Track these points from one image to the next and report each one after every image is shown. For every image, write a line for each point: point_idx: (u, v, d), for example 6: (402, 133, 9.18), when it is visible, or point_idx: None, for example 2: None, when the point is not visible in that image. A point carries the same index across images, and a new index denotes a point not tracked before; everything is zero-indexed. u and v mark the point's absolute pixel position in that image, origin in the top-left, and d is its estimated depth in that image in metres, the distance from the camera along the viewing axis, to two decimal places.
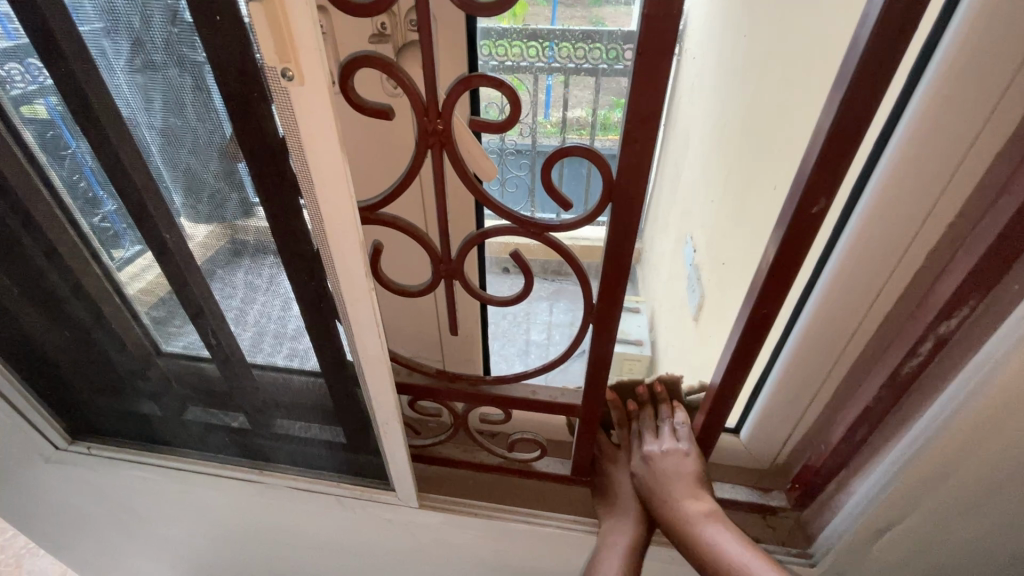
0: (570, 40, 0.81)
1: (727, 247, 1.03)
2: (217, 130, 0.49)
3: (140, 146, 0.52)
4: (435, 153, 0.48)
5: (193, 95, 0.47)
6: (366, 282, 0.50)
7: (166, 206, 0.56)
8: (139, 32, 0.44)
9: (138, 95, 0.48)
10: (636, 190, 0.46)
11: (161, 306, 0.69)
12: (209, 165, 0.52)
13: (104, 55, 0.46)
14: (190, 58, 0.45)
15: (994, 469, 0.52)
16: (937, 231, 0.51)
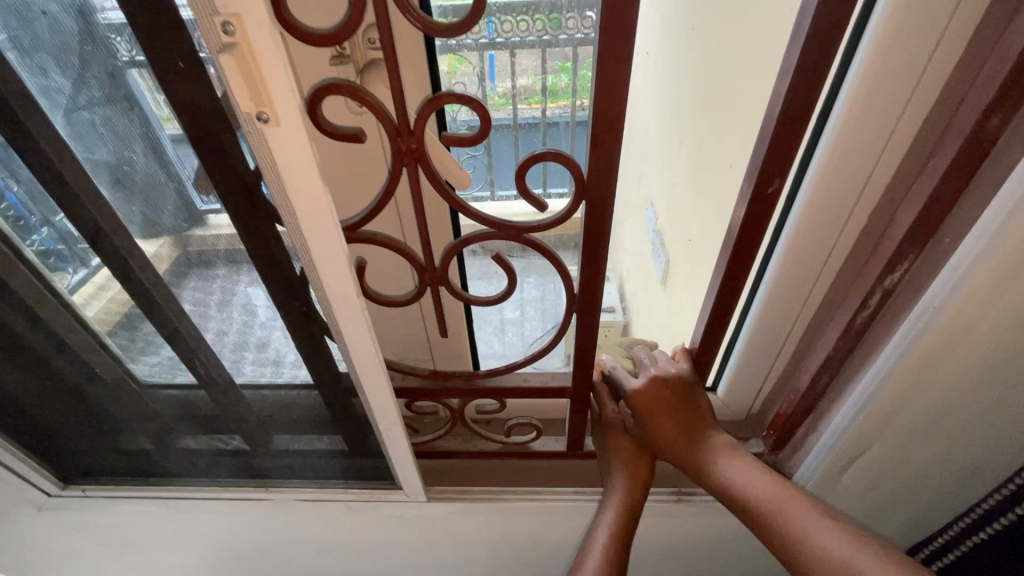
0: (513, 11, 0.68)
1: (688, 215, 1.08)
2: (182, 157, 0.48)
3: (85, 161, 0.50)
4: (410, 169, 0.49)
5: (136, 106, 0.46)
6: (359, 303, 0.51)
7: (122, 226, 0.55)
8: (78, 45, 0.43)
9: (78, 109, 0.47)
10: (606, 187, 0.49)
11: (125, 324, 0.67)
12: (159, 176, 0.50)
13: (41, 70, 0.45)
14: (151, 90, 0.44)
15: (944, 397, 0.59)
16: (878, 192, 0.56)
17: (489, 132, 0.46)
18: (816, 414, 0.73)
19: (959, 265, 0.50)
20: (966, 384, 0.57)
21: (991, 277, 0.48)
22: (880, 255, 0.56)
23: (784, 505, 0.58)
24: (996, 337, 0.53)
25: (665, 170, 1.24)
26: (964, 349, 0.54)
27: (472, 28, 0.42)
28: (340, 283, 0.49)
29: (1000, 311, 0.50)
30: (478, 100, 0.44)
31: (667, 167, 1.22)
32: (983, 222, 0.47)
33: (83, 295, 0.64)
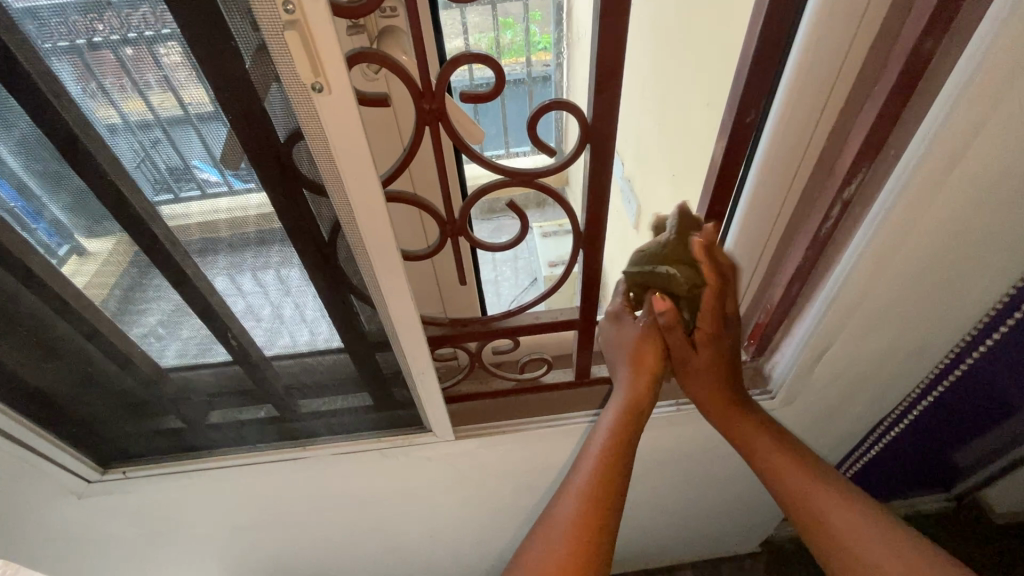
0: None
1: (658, 159, 1.16)
2: (135, 147, 0.52)
3: (88, 128, 0.50)
4: (432, 128, 0.54)
5: (160, 84, 0.48)
6: (397, 257, 0.56)
7: (130, 197, 0.56)
8: (106, 21, 0.43)
9: (89, 76, 0.47)
10: (608, 129, 0.55)
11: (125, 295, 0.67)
12: (167, 149, 0.52)
13: (50, 33, 0.44)
14: (92, 83, 0.47)
15: (895, 286, 0.70)
16: (834, 115, 0.64)
17: (504, 88, 0.51)
18: (789, 319, 0.84)
19: (903, 173, 0.59)
20: (911, 273, 0.68)
21: (930, 177, 0.58)
22: (839, 171, 0.65)
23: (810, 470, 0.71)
24: (934, 233, 0.63)
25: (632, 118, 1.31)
26: (908, 245, 0.65)
27: None
28: (380, 239, 0.53)
29: (936, 209, 0.61)
30: (494, 59, 0.49)
31: (636, 112, 1.28)
32: (920, 134, 0.56)
33: (72, 267, 0.63)
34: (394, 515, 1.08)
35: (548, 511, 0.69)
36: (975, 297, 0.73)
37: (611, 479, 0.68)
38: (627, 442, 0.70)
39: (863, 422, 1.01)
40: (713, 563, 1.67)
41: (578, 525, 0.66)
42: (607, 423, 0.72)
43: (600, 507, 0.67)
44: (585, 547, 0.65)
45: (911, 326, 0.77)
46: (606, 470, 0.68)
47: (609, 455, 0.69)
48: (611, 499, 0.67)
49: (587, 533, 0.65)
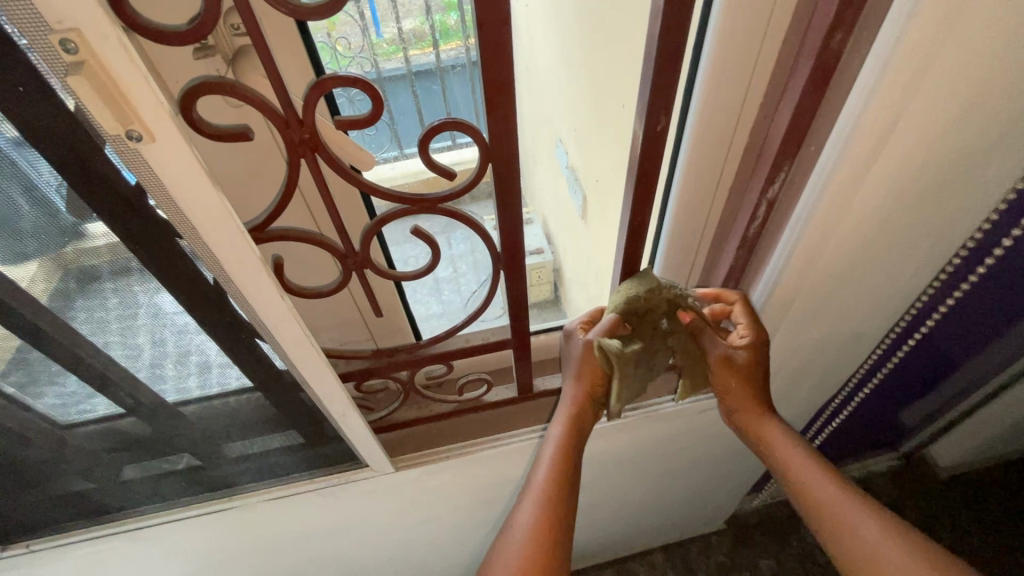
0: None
1: (597, 151, 1.11)
2: None
3: None
4: (309, 160, 0.48)
5: None
6: (286, 304, 0.50)
7: None
8: None
9: None
10: (509, 147, 0.50)
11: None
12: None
13: None
14: None
15: (827, 280, 0.69)
16: (754, 112, 0.61)
17: (384, 111, 0.45)
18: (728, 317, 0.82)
19: (822, 170, 0.57)
20: (842, 266, 0.67)
21: (848, 176, 0.55)
22: (761, 170, 0.62)
23: (806, 461, 0.71)
24: (860, 227, 0.61)
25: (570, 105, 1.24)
26: (834, 242, 0.63)
27: (339, 8, 0.40)
28: (258, 287, 0.47)
29: (858, 205, 0.59)
30: (366, 80, 0.43)
31: (572, 102, 1.23)
32: (837, 134, 0.54)
33: None
34: (347, 547, 1.03)
35: (503, 529, 0.66)
36: (905, 282, 0.72)
37: (561, 487, 0.67)
38: (574, 450, 0.69)
39: (810, 405, 1.01)
40: (683, 543, 1.70)
41: (534, 539, 0.63)
42: (556, 434, 0.70)
43: (553, 518, 0.65)
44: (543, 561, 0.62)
45: (846, 315, 0.76)
46: (556, 482, 0.67)
47: (558, 466, 0.68)
48: (563, 508, 0.66)
49: (544, 546, 0.63)
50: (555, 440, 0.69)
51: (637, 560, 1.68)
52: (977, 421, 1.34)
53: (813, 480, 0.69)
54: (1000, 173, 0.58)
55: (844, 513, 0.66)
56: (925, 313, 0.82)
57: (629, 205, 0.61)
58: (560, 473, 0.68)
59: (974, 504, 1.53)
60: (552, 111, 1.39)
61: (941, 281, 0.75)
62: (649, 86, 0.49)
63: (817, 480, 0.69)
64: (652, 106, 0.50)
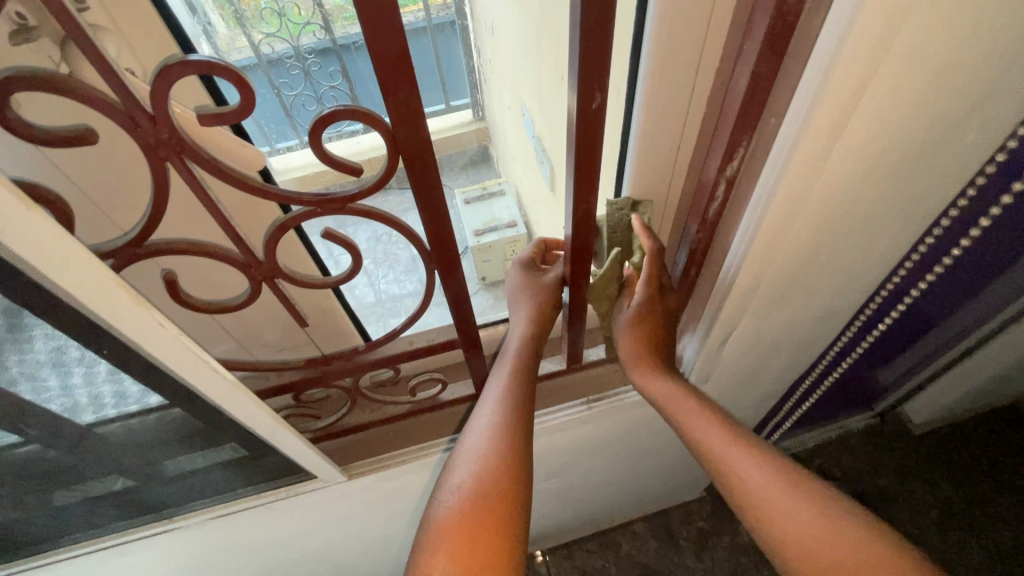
0: None
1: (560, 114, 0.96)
2: None
3: None
4: (177, 164, 0.40)
5: None
6: (171, 332, 0.43)
7: None
8: None
9: None
10: (417, 135, 0.42)
11: None
12: None
13: None
14: None
15: (796, 261, 0.63)
16: (708, 77, 0.54)
17: (257, 101, 0.37)
18: (695, 298, 0.76)
19: (782, 150, 0.50)
20: (809, 247, 0.61)
21: (812, 155, 0.49)
22: (718, 147, 0.55)
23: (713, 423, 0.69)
24: (828, 206, 0.55)
25: (529, 65, 1.09)
26: (799, 224, 0.57)
27: None
28: (127, 316, 0.41)
29: (827, 182, 0.52)
30: (225, 65, 0.35)
31: (534, 62, 1.06)
32: (796, 107, 0.47)
33: None
34: (311, 552, 0.99)
35: (462, 441, 0.66)
36: (874, 258, 0.67)
37: (523, 391, 0.68)
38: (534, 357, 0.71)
39: (781, 380, 0.98)
40: (663, 513, 1.70)
41: (495, 443, 0.63)
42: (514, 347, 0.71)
43: (518, 419, 0.66)
44: (512, 461, 0.63)
45: (814, 294, 0.71)
46: (516, 387, 0.68)
47: (518, 375, 0.69)
48: (525, 413, 0.67)
49: (511, 446, 0.63)
50: (516, 348, 0.70)
51: (619, 530, 1.68)
52: (946, 381, 1.33)
53: (706, 432, 0.68)
54: (981, 140, 0.52)
55: (736, 461, 0.65)
56: (900, 294, 0.76)
57: (571, 192, 0.54)
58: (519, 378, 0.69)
59: (936, 462, 1.54)
60: (513, 73, 1.21)
61: (915, 258, 0.68)
62: (578, 57, 0.41)
63: (710, 433, 0.68)
64: (582, 80, 0.43)
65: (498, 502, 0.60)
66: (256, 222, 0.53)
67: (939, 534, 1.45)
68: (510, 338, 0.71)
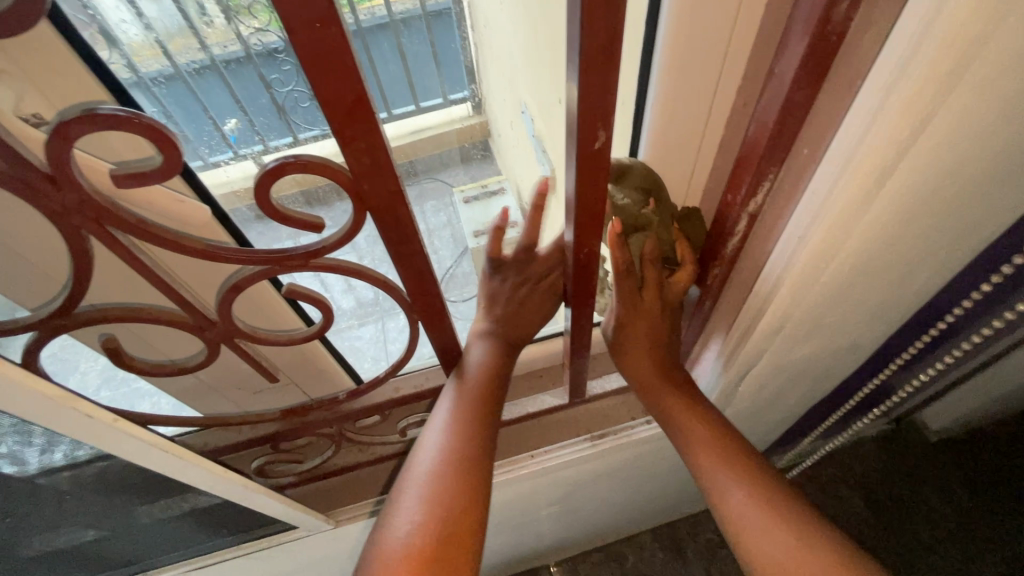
0: None
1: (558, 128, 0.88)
2: None
3: None
4: (97, 232, 0.33)
5: None
6: (101, 420, 0.38)
7: None
8: None
9: None
10: (385, 188, 0.36)
11: None
12: None
13: None
14: None
15: (827, 301, 0.56)
16: (730, 100, 0.47)
17: (183, 158, 0.30)
18: (707, 330, 0.69)
19: (819, 189, 0.43)
20: (843, 287, 0.54)
21: (853, 198, 0.42)
22: (740, 179, 0.48)
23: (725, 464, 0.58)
24: (867, 249, 0.48)
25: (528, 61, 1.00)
26: (834, 266, 0.49)
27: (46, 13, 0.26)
28: (48, 413, 0.35)
29: (868, 225, 0.45)
30: (135, 117, 0.28)
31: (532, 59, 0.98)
32: (840, 142, 0.40)
33: None
34: None
35: (407, 469, 0.54)
36: (913, 292, 0.60)
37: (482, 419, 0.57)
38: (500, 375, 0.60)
39: (800, 406, 0.91)
40: (672, 523, 1.58)
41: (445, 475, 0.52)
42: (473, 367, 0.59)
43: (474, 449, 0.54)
44: (463, 506, 0.51)
45: (844, 329, 0.64)
46: (476, 411, 0.56)
47: (478, 398, 0.57)
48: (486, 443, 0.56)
49: (463, 488, 0.52)
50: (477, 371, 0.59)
51: (627, 542, 1.58)
52: (956, 397, 1.16)
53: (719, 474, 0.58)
54: None
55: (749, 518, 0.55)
56: (947, 337, 0.67)
57: (573, 233, 0.47)
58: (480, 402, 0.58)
59: (977, 494, 1.25)
60: (512, 69, 1.11)
61: (971, 302, 0.60)
62: (577, 89, 0.34)
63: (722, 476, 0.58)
64: (583, 115, 0.36)
65: (444, 553, 0.48)
66: None
67: (940, 553, 1.21)
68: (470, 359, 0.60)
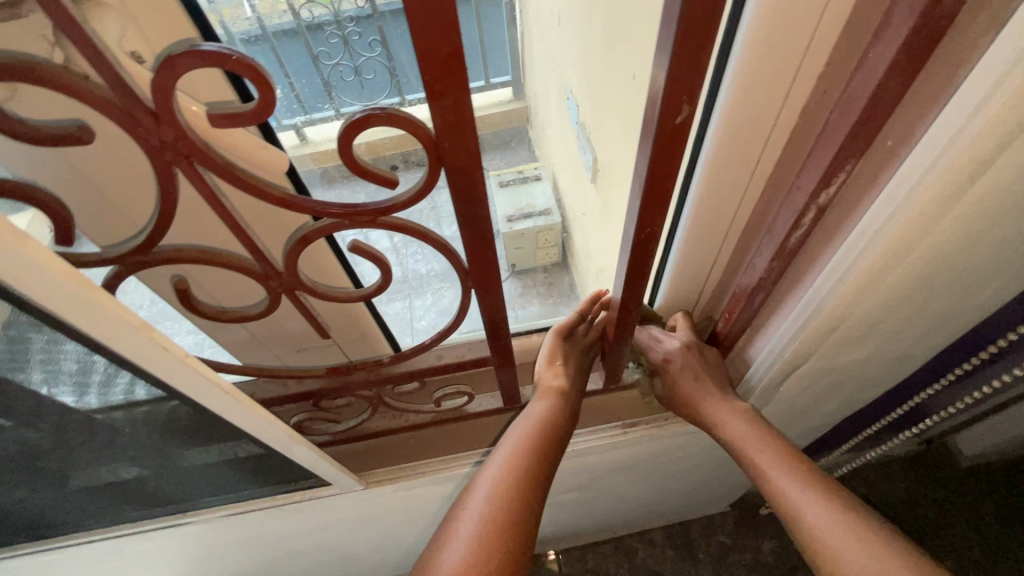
0: None
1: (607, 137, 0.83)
2: None
3: None
4: (187, 170, 0.34)
5: None
6: (174, 354, 0.39)
7: None
8: None
9: None
10: (463, 147, 0.36)
11: None
12: None
13: None
14: None
15: (889, 305, 0.54)
16: (807, 87, 0.45)
17: (277, 101, 0.31)
18: (754, 325, 0.68)
19: (902, 185, 0.42)
20: (907, 291, 0.52)
21: (939, 195, 0.40)
22: (811, 170, 0.47)
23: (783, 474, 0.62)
24: (942, 252, 0.46)
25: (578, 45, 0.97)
26: (901, 268, 0.48)
27: None
28: (128, 341, 0.37)
29: (950, 225, 0.43)
30: (238, 57, 0.29)
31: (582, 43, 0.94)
32: (932, 134, 0.38)
33: None
34: (323, 543, 0.97)
35: (466, 495, 0.59)
36: (978, 304, 0.57)
37: (541, 459, 0.61)
38: (557, 429, 0.64)
39: (836, 414, 0.89)
40: (684, 523, 1.56)
41: (499, 508, 0.56)
42: (533, 415, 0.65)
43: (523, 487, 0.58)
44: (516, 537, 0.55)
45: (897, 337, 0.62)
46: (530, 453, 0.61)
47: (537, 441, 0.62)
48: (531, 496, 0.58)
49: (518, 522, 0.56)
50: (535, 419, 0.64)
51: (636, 537, 1.57)
52: (997, 424, 1.08)
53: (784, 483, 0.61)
54: None
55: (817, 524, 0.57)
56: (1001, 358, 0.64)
57: (638, 212, 0.47)
58: (535, 446, 0.62)
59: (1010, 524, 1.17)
60: (559, 55, 1.08)
61: None
62: (667, 61, 0.34)
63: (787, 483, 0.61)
64: (670, 88, 0.35)
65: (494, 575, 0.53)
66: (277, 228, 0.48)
67: None
68: (533, 408, 0.66)
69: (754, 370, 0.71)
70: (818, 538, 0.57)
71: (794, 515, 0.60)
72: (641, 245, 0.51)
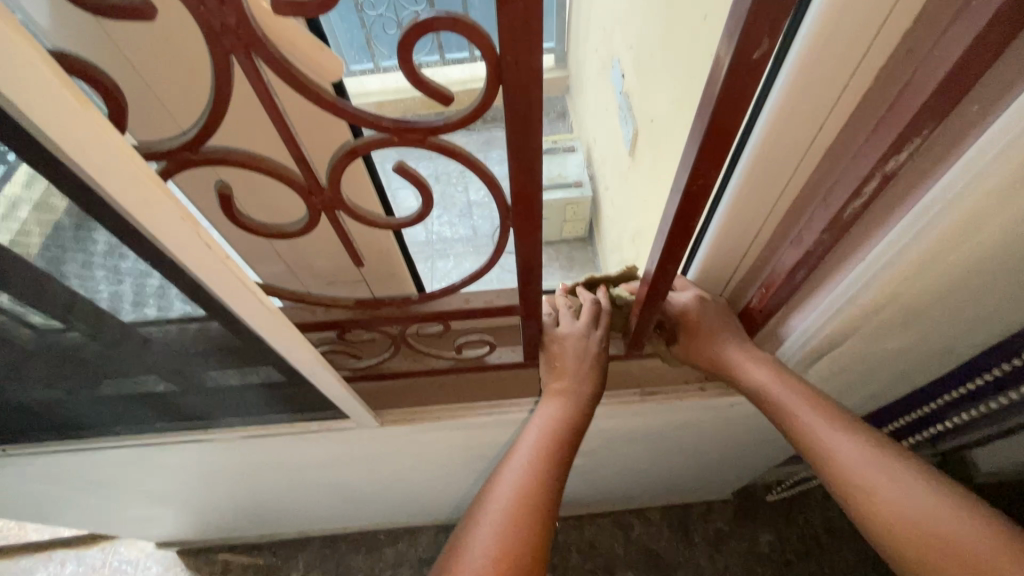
0: None
1: (654, 92, 0.79)
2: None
3: None
4: (244, 61, 0.34)
5: None
6: (217, 254, 0.40)
7: None
8: None
9: None
10: (527, 64, 0.34)
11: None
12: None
13: None
14: None
15: (941, 290, 0.52)
16: (890, 43, 0.42)
17: None
18: (791, 303, 0.66)
19: (981, 156, 0.39)
20: (965, 276, 0.50)
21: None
22: (883, 134, 0.44)
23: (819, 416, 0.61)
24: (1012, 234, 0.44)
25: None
26: (965, 248, 0.46)
27: None
28: (176, 234, 0.37)
29: None
30: None
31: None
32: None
33: None
34: (332, 478, 0.99)
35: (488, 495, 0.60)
36: None
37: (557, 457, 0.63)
38: (571, 429, 0.65)
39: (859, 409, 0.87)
40: (684, 506, 1.56)
41: (523, 501, 0.57)
42: (541, 420, 0.66)
43: (546, 483, 0.59)
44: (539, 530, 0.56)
45: (942, 328, 0.60)
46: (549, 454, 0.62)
47: (551, 440, 0.64)
48: (551, 494, 0.60)
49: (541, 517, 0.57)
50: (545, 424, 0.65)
51: (635, 513, 1.56)
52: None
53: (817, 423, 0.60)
54: None
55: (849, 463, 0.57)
56: None
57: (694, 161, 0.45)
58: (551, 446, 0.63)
59: None
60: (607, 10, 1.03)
61: None
62: None
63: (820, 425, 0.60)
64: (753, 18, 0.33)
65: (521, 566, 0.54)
66: (322, 146, 0.47)
67: None
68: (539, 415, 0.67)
69: (784, 349, 0.69)
70: (852, 473, 0.57)
71: (827, 454, 0.59)
72: (689, 200, 0.50)
